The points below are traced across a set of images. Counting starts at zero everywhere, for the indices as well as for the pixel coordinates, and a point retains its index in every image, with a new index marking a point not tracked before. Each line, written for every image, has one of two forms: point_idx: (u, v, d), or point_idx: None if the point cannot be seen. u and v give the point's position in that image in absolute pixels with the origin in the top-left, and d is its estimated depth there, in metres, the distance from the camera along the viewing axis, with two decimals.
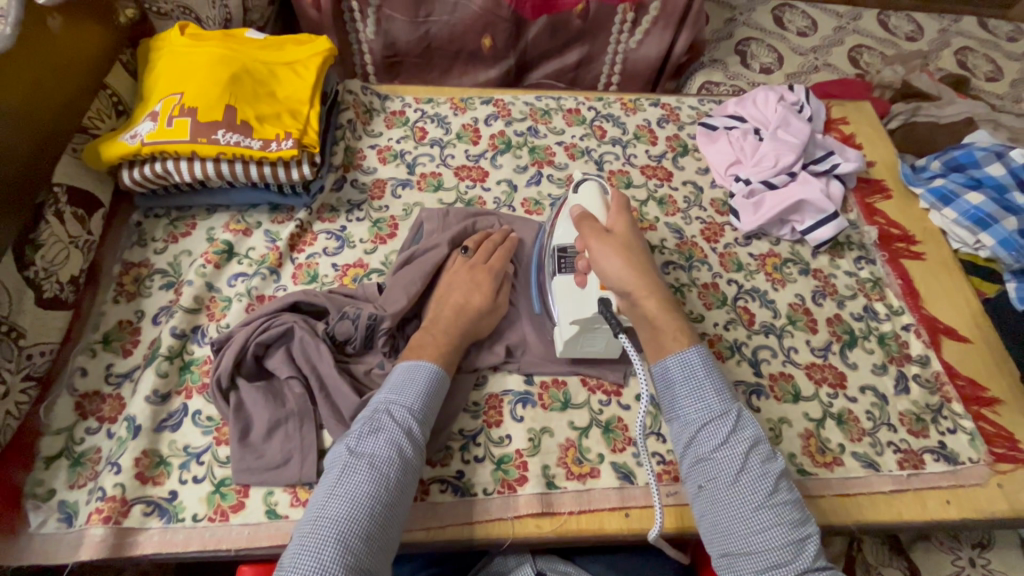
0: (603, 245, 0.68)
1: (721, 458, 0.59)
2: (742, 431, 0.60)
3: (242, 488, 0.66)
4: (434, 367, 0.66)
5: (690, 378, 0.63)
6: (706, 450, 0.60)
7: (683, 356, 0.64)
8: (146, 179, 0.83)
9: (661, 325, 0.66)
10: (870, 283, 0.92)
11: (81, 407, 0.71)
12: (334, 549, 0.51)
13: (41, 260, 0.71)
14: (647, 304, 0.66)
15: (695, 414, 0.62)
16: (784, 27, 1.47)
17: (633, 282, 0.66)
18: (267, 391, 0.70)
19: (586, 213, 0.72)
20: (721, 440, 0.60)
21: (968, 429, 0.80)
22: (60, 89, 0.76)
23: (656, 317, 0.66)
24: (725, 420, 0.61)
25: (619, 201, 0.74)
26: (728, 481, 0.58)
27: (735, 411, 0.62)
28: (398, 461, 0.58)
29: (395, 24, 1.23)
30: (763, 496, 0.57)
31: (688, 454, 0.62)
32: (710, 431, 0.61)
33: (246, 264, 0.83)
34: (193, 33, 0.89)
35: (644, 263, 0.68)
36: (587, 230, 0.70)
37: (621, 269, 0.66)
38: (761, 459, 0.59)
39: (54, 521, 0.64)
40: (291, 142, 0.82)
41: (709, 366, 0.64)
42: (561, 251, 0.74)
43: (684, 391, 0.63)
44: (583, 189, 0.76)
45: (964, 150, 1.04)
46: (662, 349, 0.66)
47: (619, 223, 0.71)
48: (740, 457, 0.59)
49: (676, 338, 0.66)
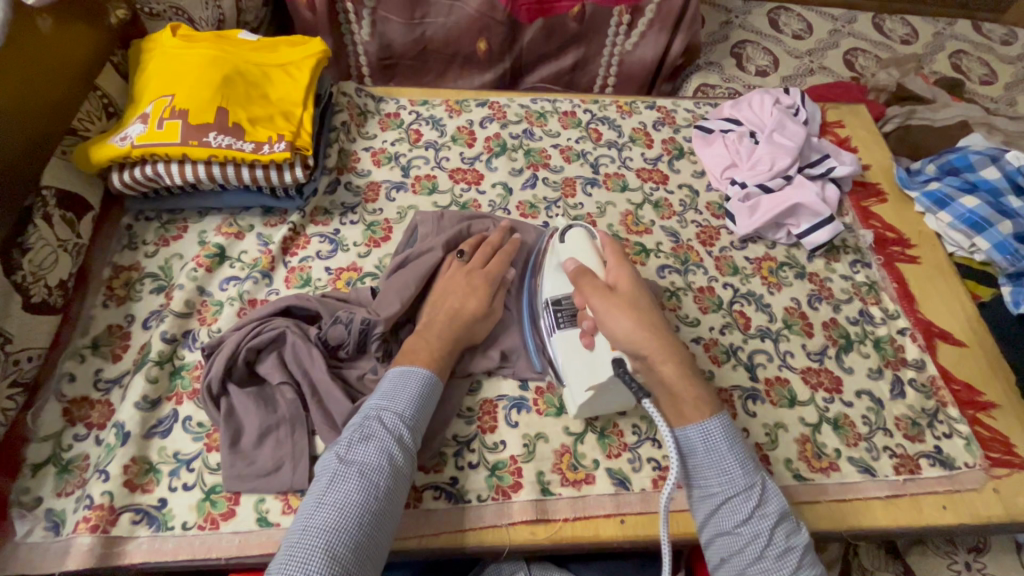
0: (609, 304, 0.66)
1: (746, 534, 0.59)
2: (767, 506, 0.60)
3: (233, 495, 0.65)
4: (427, 374, 0.65)
5: (712, 450, 0.62)
6: (730, 525, 0.59)
7: (705, 425, 0.62)
8: (137, 182, 0.82)
9: (679, 391, 0.64)
10: (866, 287, 0.92)
11: (69, 414, 0.70)
12: (322, 558, 0.50)
13: (29, 265, 0.70)
14: (664, 367, 0.64)
15: (718, 487, 0.61)
16: (779, 29, 1.48)
17: (647, 344, 0.64)
18: (258, 397, 0.69)
19: (584, 268, 0.70)
20: (746, 516, 0.59)
21: (964, 433, 0.80)
22: (50, 91, 0.76)
23: (674, 382, 0.64)
24: (750, 494, 0.60)
25: (611, 248, 0.73)
26: (753, 557, 0.58)
27: (760, 483, 0.61)
28: (388, 469, 0.58)
29: (390, 26, 1.22)
30: (787, 574, 0.57)
31: (709, 525, 0.61)
32: (733, 505, 0.60)
33: (238, 268, 0.82)
34: (185, 34, 0.89)
35: (654, 322, 0.66)
36: (587, 288, 0.68)
37: (632, 330, 0.64)
38: (785, 533, 0.59)
39: (41, 529, 0.63)
40: (283, 144, 0.82)
41: (730, 435, 0.62)
42: (556, 303, 0.73)
43: (707, 462, 0.62)
44: (569, 237, 0.75)
45: (959, 153, 1.04)
46: (682, 416, 0.63)
47: (620, 276, 0.70)
48: (766, 533, 0.58)
49: (696, 406, 0.63)
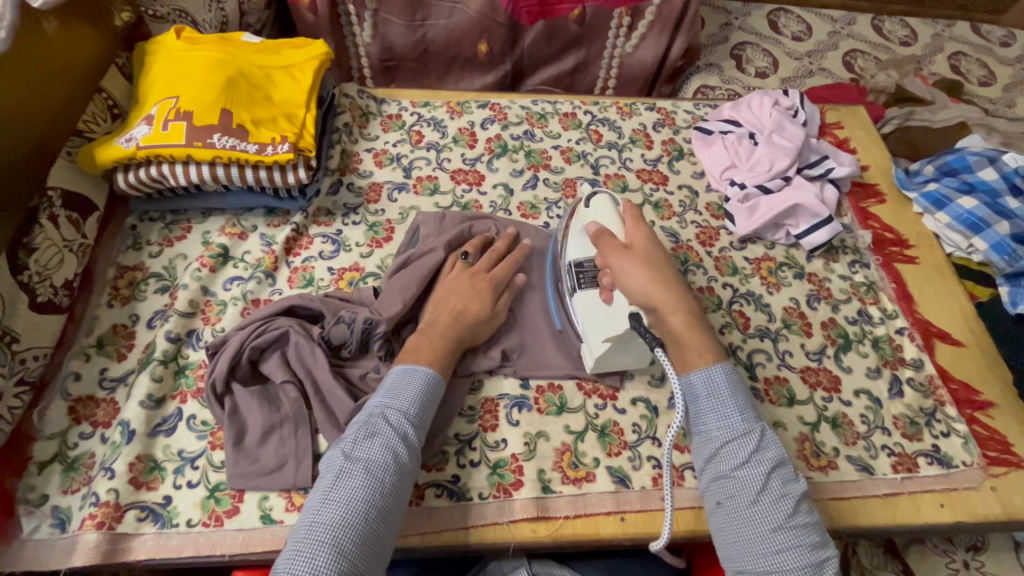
0: (623, 261, 0.68)
1: (742, 477, 0.60)
2: (766, 451, 0.61)
3: (237, 492, 0.66)
4: (430, 372, 0.66)
5: (714, 395, 0.63)
6: (728, 469, 0.61)
7: (708, 372, 0.64)
8: (142, 183, 0.82)
9: (686, 340, 0.65)
10: (864, 287, 0.93)
11: (74, 412, 0.70)
12: (329, 553, 0.51)
13: (35, 264, 0.71)
14: (672, 318, 0.66)
15: (718, 431, 0.62)
16: (779, 31, 1.48)
17: (657, 297, 0.66)
18: (262, 395, 0.70)
19: (601, 226, 0.72)
20: (744, 459, 0.60)
21: (962, 432, 0.80)
22: (55, 93, 0.76)
23: (682, 332, 0.65)
24: (749, 438, 0.61)
25: (631, 211, 0.74)
26: (748, 500, 0.59)
27: (759, 429, 0.62)
28: (393, 466, 0.58)
29: (392, 28, 1.23)
30: (783, 518, 0.57)
31: (708, 469, 0.63)
32: (732, 449, 0.61)
33: (242, 268, 0.83)
34: (189, 37, 0.89)
35: (667, 277, 0.68)
36: (606, 246, 0.69)
37: (644, 283, 0.66)
38: (782, 480, 0.60)
39: (47, 526, 0.63)
40: (287, 146, 0.82)
41: (733, 384, 0.64)
42: (577, 265, 0.74)
43: (708, 408, 0.64)
44: (594, 202, 0.75)
45: (957, 154, 1.05)
46: (686, 363, 0.65)
47: (638, 236, 0.71)
48: (762, 477, 0.59)
49: (701, 353, 0.65)
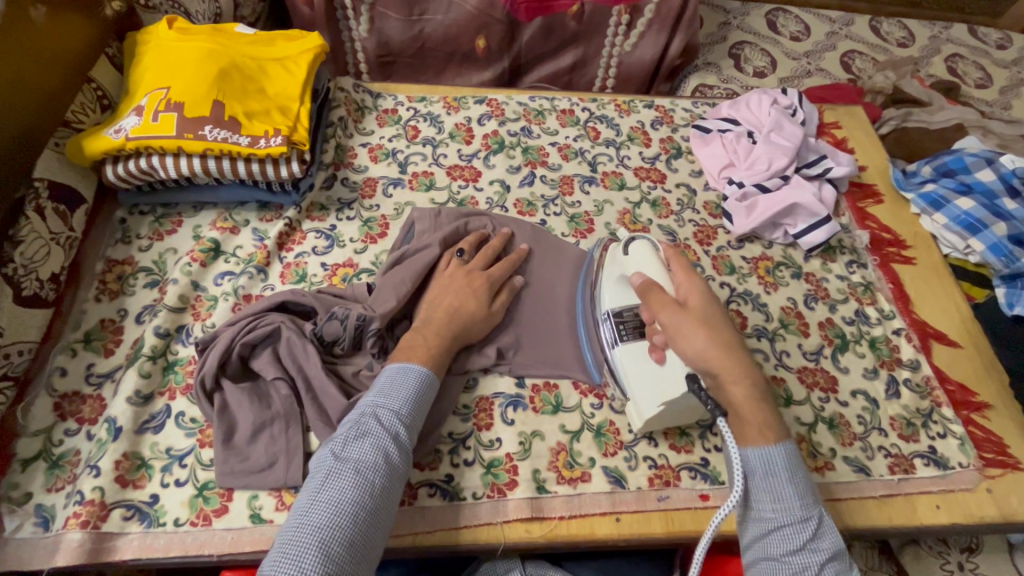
0: (678, 320, 0.65)
1: (793, 565, 0.57)
2: (822, 541, 0.57)
3: (226, 491, 0.65)
4: (424, 371, 0.65)
5: (772, 476, 0.59)
6: (777, 552, 0.58)
7: (767, 452, 0.60)
8: (131, 175, 0.81)
9: (746, 414, 0.61)
10: (862, 287, 0.92)
11: (60, 408, 0.69)
12: (316, 556, 0.50)
13: (21, 257, 0.69)
14: (733, 388, 0.62)
15: (773, 513, 0.59)
16: (777, 31, 1.48)
17: (716, 363, 0.63)
18: (252, 392, 0.69)
19: (651, 282, 0.69)
20: (797, 547, 0.57)
21: (959, 434, 0.80)
22: (42, 83, 0.74)
23: (744, 404, 0.62)
24: (805, 525, 0.58)
25: (679, 262, 0.71)
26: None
27: (816, 516, 0.58)
28: (384, 467, 0.57)
29: (388, 23, 1.21)
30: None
31: (755, 547, 0.59)
32: (785, 534, 0.58)
33: (233, 263, 0.81)
34: (181, 27, 0.88)
35: (728, 341, 0.64)
36: (658, 302, 0.67)
37: (702, 347, 0.63)
38: (836, 571, 0.57)
39: (30, 525, 0.62)
40: (279, 139, 0.81)
41: (793, 464, 0.60)
42: (617, 316, 0.73)
43: (764, 487, 0.59)
44: (633, 248, 0.74)
45: (955, 156, 1.04)
46: (744, 437, 0.61)
47: (693, 293, 0.68)
48: (815, 568, 0.56)
49: (762, 430, 0.61)
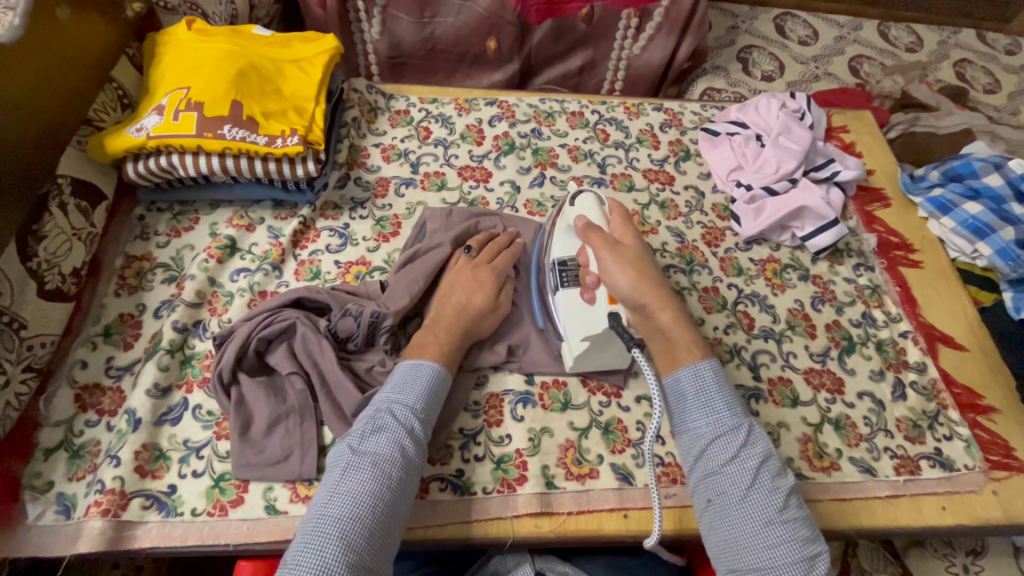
0: (613, 257, 0.67)
1: (730, 473, 0.59)
2: (753, 446, 0.60)
3: (242, 483, 0.66)
4: (436, 367, 0.66)
5: (703, 393, 0.63)
6: (717, 465, 0.60)
7: (697, 369, 0.64)
8: (151, 173, 0.83)
9: (675, 337, 0.66)
10: (869, 290, 0.93)
11: (80, 400, 0.70)
12: (336, 547, 0.51)
13: (44, 252, 0.71)
14: (661, 315, 0.66)
15: (707, 427, 0.62)
16: (786, 35, 1.49)
17: (646, 294, 0.66)
18: (267, 386, 0.70)
19: (590, 223, 0.71)
20: (732, 455, 0.59)
21: (964, 436, 0.80)
22: (65, 81, 0.76)
23: (672, 329, 0.66)
24: (737, 433, 0.61)
25: (617, 210, 0.74)
26: (738, 494, 0.58)
27: (747, 423, 0.62)
28: (400, 460, 0.58)
29: (400, 25, 1.23)
30: (774, 511, 0.56)
31: (697, 468, 0.61)
32: (721, 445, 0.60)
33: (249, 260, 0.83)
34: (200, 28, 0.90)
35: (655, 275, 0.68)
36: (596, 241, 0.69)
37: (634, 281, 0.66)
38: (771, 474, 0.59)
39: (51, 513, 0.63)
40: (296, 139, 0.82)
41: (720, 380, 0.64)
42: (562, 263, 0.73)
43: (697, 405, 0.63)
44: (580, 200, 0.75)
45: (963, 160, 1.05)
46: (675, 361, 0.66)
47: (626, 236, 0.72)
48: (751, 472, 0.58)
49: (690, 350, 0.66)
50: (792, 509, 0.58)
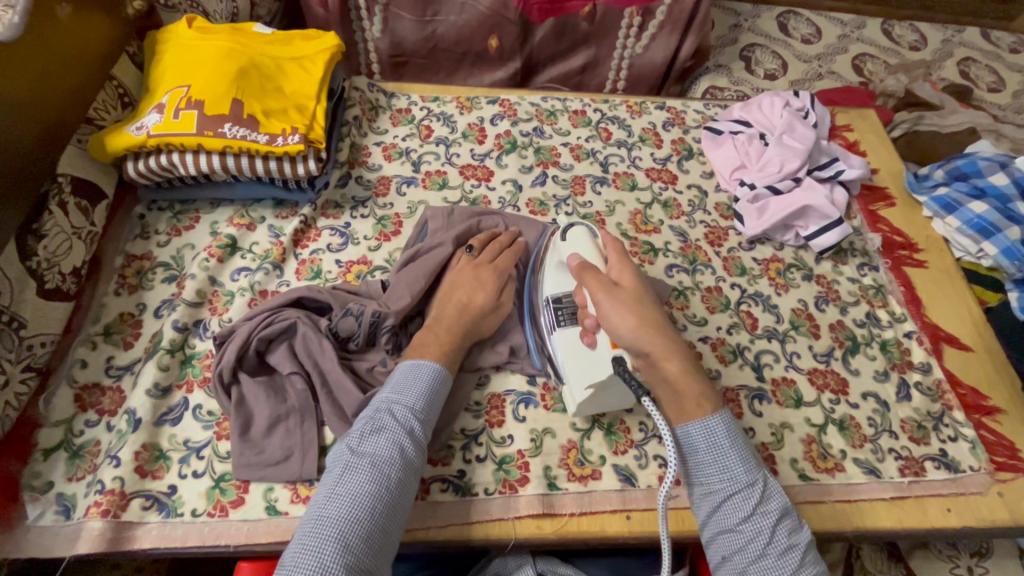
0: (612, 302, 0.65)
1: (746, 531, 0.58)
2: (769, 504, 0.59)
3: (242, 483, 0.66)
4: (436, 367, 0.66)
5: (715, 447, 0.61)
6: (732, 523, 0.59)
7: (707, 423, 0.62)
8: (152, 171, 0.82)
9: (682, 388, 0.63)
10: (873, 290, 0.92)
11: (80, 400, 0.70)
12: (335, 548, 0.51)
13: (44, 251, 0.70)
14: (666, 365, 0.63)
15: (721, 483, 0.61)
16: (789, 34, 1.48)
17: (649, 343, 0.63)
18: (268, 386, 0.70)
19: (585, 263, 0.70)
20: (747, 514, 0.59)
21: (969, 437, 0.80)
22: (66, 79, 0.76)
23: (677, 379, 0.63)
24: (752, 491, 0.60)
25: (612, 244, 0.73)
26: (754, 555, 0.57)
27: (762, 480, 0.61)
28: (400, 461, 0.58)
29: (402, 23, 1.23)
30: (789, 573, 0.56)
31: (711, 523, 0.61)
32: (735, 502, 0.60)
33: (250, 259, 0.83)
34: (200, 26, 0.89)
35: (657, 319, 0.65)
36: (594, 284, 0.67)
37: (634, 328, 0.64)
38: (786, 532, 0.58)
39: (51, 513, 0.63)
40: (297, 137, 0.82)
41: (732, 433, 0.62)
42: (556, 301, 0.73)
43: (710, 459, 0.62)
44: (572, 235, 0.74)
45: (968, 159, 1.04)
46: (684, 413, 0.63)
47: (623, 274, 0.69)
48: (767, 531, 0.58)
49: (699, 403, 0.63)
50: (806, 566, 0.57)
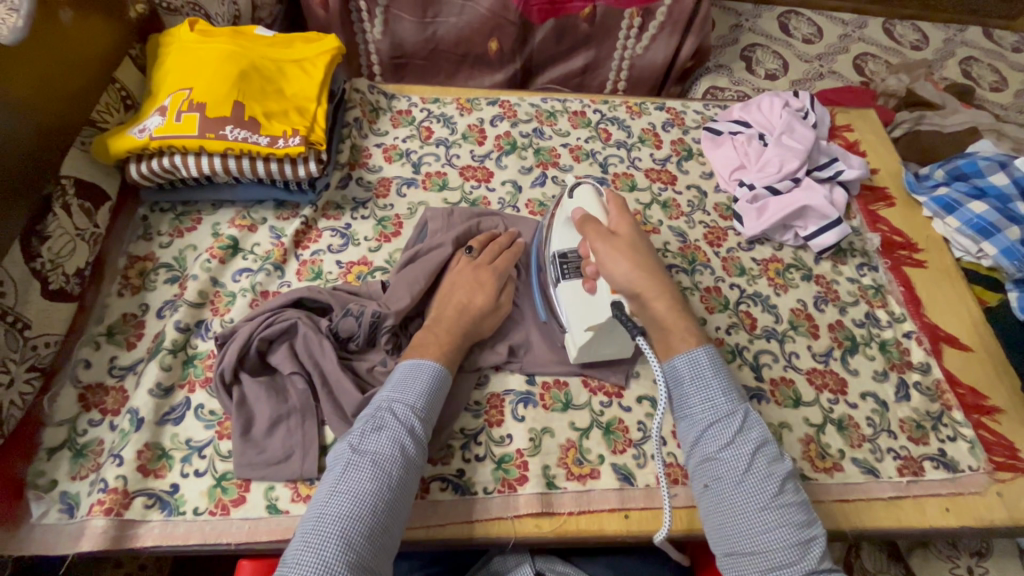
0: (608, 248, 0.67)
1: (725, 460, 0.59)
2: (749, 432, 0.60)
3: (244, 482, 0.66)
4: (436, 366, 0.66)
5: (699, 378, 0.63)
6: (712, 450, 0.60)
7: (692, 354, 0.64)
8: (154, 173, 0.83)
9: (670, 326, 0.65)
10: (872, 290, 0.93)
11: (84, 399, 0.71)
12: (337, 546, 0.51)
13: (48, 252, 0.71)
14: (656, 303, 0.65)
15: (703, 413, 0.61)
16: (790, 34, 1.48)
17: (641, 284, 0.65)
18: (269, 386, 0.70)
19: (586, 215, 0.71)
20: (727, 441, 0.59)
21: (968, 437, 0.80)
22: (69, 82, 0.76)
23: (665, 317, 0.65)
24: (732, 419, 0.60)
25: (615, 201, 0.74)
26: (732, 481, 0.58)
27: (742, 410, 0.61)
28: (401, 459, 0.59)
29: (403, 25, 1.23)
30: (769, 496, 0.56)
31: (694, 452, 0.61)
32: (716, 431, 0.60)
33: (251, 260, 0.83)
34: (202, 29, 0.90)
35: (651, 264, 0.67)
36: (592, 232, 0.69)
37: (627, 270, 0.66)
38: (767, 460, 0.59)
39: (56, 511, 0.64)
40: (298, 139, 0.83)
41: (716, 365, 0.64)
42: (562, 256, 0.74)
43: (693, 390, 0.63)
44: (578, 193, 0.75)
45: (968, 159, 1.04)
46: (670, 349, 0.65)
47: (622, 225, 0.71)
48: (746, 458, 0.58)
49: (685, 338, 0.65)
50: (786, 494, 0.57)
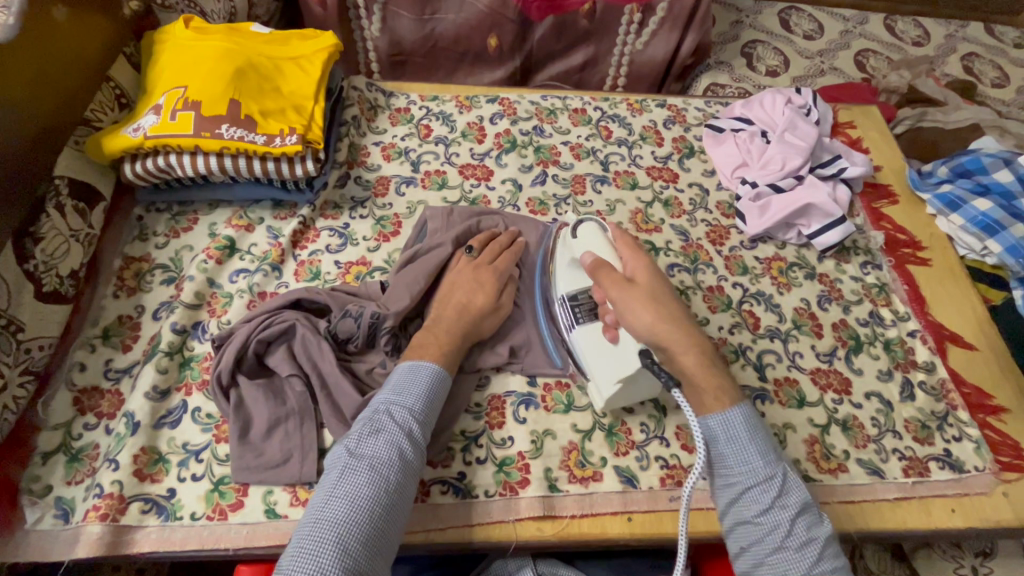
0: (627, 297, 0.65)
1: (766, 523, 0.58)
2: (789, 497, 0.59)
3: (241, 486, 0.65)
4: (435, 368, 0.65)
5: (734, 438, 0.61)
6: (750, 515, 0.59)
7: (727, 415, 0.62)
8: (149, 173, 0.82)
9: (700, 381, 0.64)
10: (876, 288, 0.92)
11: (79, 403, 0.70)
12: (333, 552, 0.50)
13: (42, 254, 0.70)
14: (685, 358, 0.64)
15: (742, 475, 0.60)
16: (791, 30, 1.47)
17: (667, 337, 0.64)
18: (267, 389, 0.69)
19: (600, 260, 0.69)
20: (766, 506, 0.59)
21: (974, 437, 0.79)
22: (62, 80, 0.75)
23: (696, 373, 0.64)
24: (771, 483, 0.60)
25: (623, 238, 0.73)
26: (772, 546, 0.58)
27: (781, 474, 0.60)
28: (399, 463, 0.58)
29: (400, 22, 1.22)
30: (808, 566, 0.56)
31: (729, 513, 0.61)
32: (755, 494, 0.59)
33: (249, 260, 0.82)
34: (197, 26, 0.89)
35: (674, 312, 0.66)
36: (608, 281, 0.67)
37: (652, 323, 0.64)
38: (806, 525, 0.58)
39: (50, 517, 0.63)
40: (295, 138, 0.81)
41: (752, 424, 0.62)
42: (572, 298, 0.74)
43: (729, 451, 0.61)
44: (583, 232, 0.74)
45: (972, 156, 1.03)
46: (703, 407, 0.63)
47: (638, 269, 0.69)
48: (787, 523, 0.58)
49: (718, 396, 0.63)
50: (824, 562, 0.57)
